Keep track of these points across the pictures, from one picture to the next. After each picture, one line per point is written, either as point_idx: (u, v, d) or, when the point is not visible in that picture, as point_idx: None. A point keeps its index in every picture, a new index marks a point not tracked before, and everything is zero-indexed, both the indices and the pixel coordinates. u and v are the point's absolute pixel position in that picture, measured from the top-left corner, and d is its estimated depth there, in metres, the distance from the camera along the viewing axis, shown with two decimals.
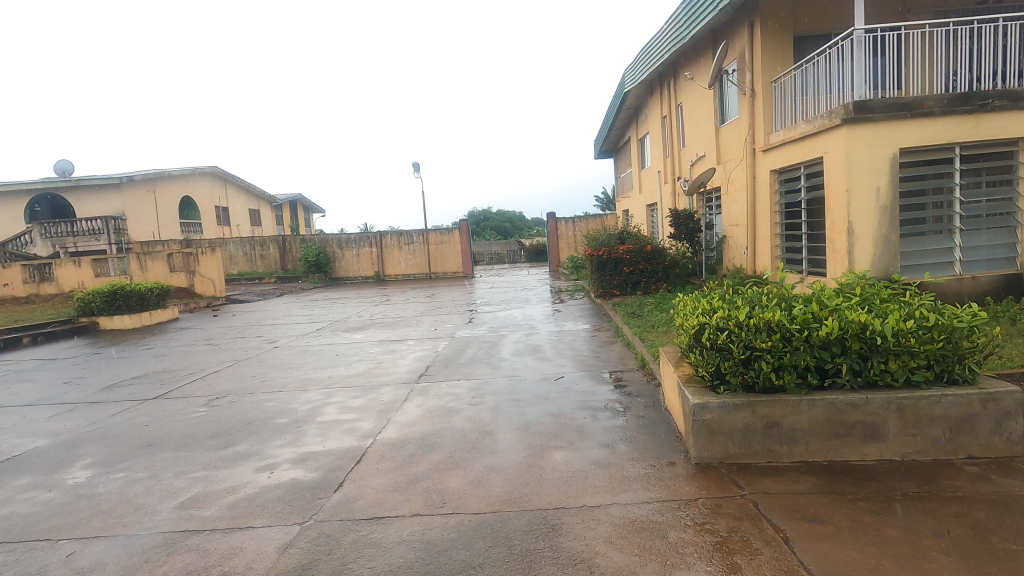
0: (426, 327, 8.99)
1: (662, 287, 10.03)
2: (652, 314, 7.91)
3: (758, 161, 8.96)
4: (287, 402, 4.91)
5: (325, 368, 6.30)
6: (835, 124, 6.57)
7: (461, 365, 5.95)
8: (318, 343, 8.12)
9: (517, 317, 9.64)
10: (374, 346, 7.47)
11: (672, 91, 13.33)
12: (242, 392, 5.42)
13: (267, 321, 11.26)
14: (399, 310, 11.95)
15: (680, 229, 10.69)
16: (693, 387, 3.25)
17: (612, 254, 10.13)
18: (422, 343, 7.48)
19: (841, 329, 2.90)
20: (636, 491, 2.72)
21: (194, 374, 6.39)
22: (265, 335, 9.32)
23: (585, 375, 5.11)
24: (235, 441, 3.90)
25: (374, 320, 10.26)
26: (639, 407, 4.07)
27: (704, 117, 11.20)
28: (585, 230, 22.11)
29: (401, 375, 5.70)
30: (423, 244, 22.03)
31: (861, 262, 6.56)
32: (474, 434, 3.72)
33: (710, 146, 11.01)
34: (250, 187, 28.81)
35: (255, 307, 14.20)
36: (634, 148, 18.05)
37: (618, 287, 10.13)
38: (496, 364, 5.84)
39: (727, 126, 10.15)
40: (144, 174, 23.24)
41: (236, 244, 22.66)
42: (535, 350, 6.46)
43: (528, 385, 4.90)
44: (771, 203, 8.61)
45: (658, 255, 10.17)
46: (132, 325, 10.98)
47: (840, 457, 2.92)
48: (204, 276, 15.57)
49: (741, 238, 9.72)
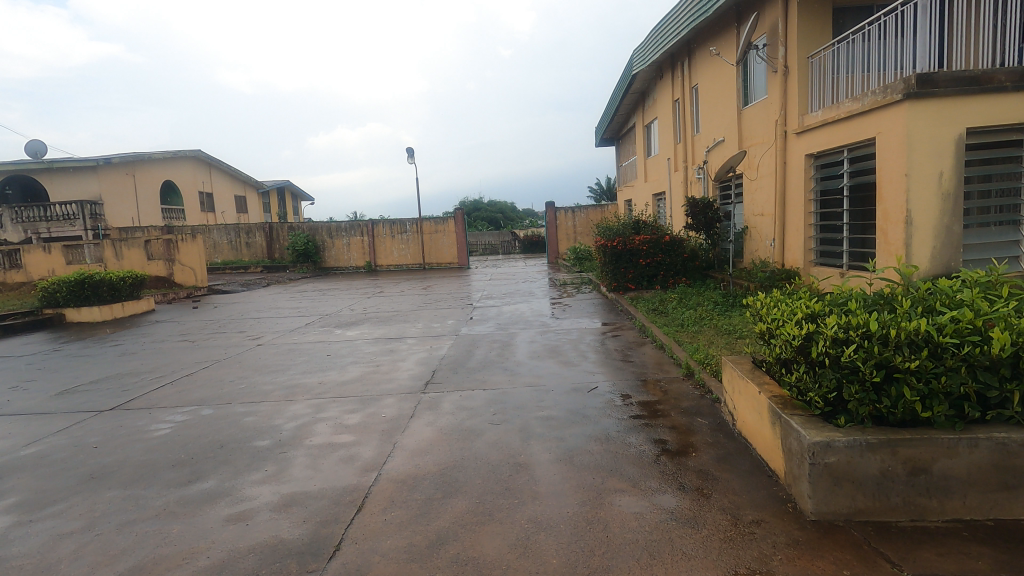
0: (426, 324, 8.18)
1: (681, 281, 9.32)
2: (678, 313, 7.19)
3: (790, 144, 8.24)
4: (268, 417, 4.09)
5: (314, 372, 5.49)
6: (895, 99, 5.84)
7: (473, 370, 5.16)
8: (306, 341, 7.28)
9: (525, 312, 8.87)
10: (370, 345, 6.66)
11: (686, 73, 12.58)
12: (218, 402, 4.60)
13: (251, 314, 10.38)
14: (394, 303, 11.15)
15: (697, 218, 9.97)
16: (798, 415, 2.51)
17: (628, 245, 9.33)
18: (424, 342, 6.67)
19: (1015, 346, 2.15)
20: (747, 569, 1.97)
21: (163, 378, 5.55)
22: (248, 331, 8.46)
23: (623, 386, 4.35)
24: (202, 473, 3.10)
25: (368, 315, 9.44)
26: (704, 430, 3.32)
27: (725, 99, 10.47)
28: (585, 221, 21.35)
29: (404, 382, 4.91)
30: (416, 233, 21.16)
31: (919, 255, 5.87)
32: (505, 468, 2.95)
33: (730, 130, 10.29)
34: (235, 172, 27.67)
35: (238, 298, 13.29)
36: (639, 134, 17.28)
37: (633, 280, 9.38)
38: (514, 370, 5.06)
39: (751, 107, 9.43)
40: (122, 157, 22.08)
41: (220, 231, 21.60)
42: (556, 352, 5.68)
43: (558, 398, 4.13)
44: (805, 190, 7.90)
45: (676, 247, 9.44)
46: (102, 318, 10.04)
47: (1007, 515, 2.19)
48: (184, 265, 14.71)
49: (766, 229, 9.04)
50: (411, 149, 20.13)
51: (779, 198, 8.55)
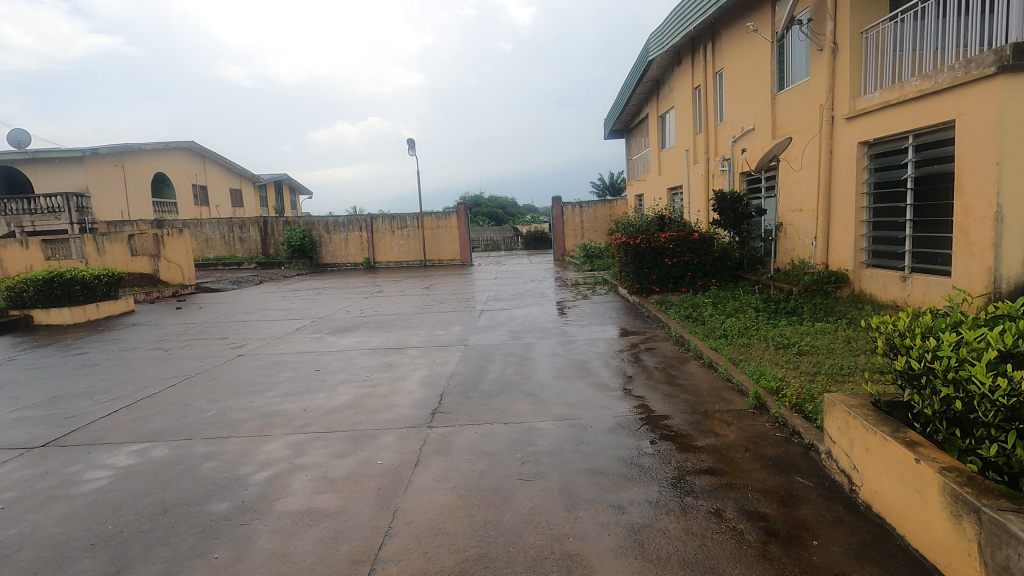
0: (429, 331, 7.31)
1: (711, 283, 8.43)
2: (718, 321, 6.30)
3: (837, 131, 7.38)
4: (233, 462, 3.22)
5: (298, 394, 4.62)
6: (984, 74, 4.98)
7: (488, 395, 4.29)
8: (293, 351, 6.40)
9: (539, 317, 8.02)
10: (366, 358, 5.79)
11: (710, 57, 11.71)
12: (176, 437, 3.73)
13: (237, 317, 9.51)
14: (394, 305, 10.28)
15: (726, 214, 9.10)
16: (1009, 509, 1.66)
17: (652, 243, 8.47)
18: (428, 354, 5.80)
19: None
20: None
21: (119, 400, 4.67)
22: (231, 337, 7.59)
23: (679, 421, 3.49)
24: (126, 564, 2.23)
25: (366, 319, 8.57)
26: (811, 497, 2.46)
27: (757, 84, 9.61)
28: (593, 216, 20.47)
29: (406, 410, 4.06)
30: (417, 228, 20.28)
31: (1010, 258, 5.02)
32: (551, 565, 2.07)
33: (762, 117, 9.44)
34: (230, 165, 26.76)
35: (227, 297, 12.41)
36: (653, 125, 16.42)
37: (657, 282, 8.50)
38: (538, 395, 4.20)
39: (789, 92, 8.57)
40: (109, 147, 21.57)
41: (212, 225, 20.65)
42: (585, 371, 4.81)
43: (601, 440, 3.27)
44: (856, 182, 7.05)
45: (706, 244, 8.53)
46: (73, 320, 9.15)
47: None
48: (170, 261, 13.83)
49: (805, 225, 8.19)
50: (412, 141, 19.22)
51: (822, 192, 7.70)
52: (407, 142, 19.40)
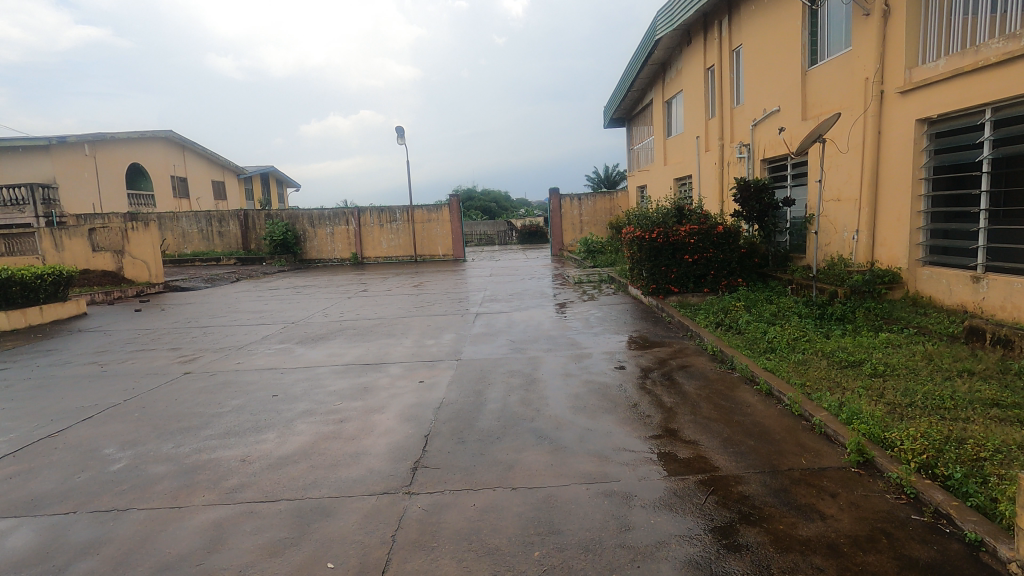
0: (417, 340, 6.27)
1: (738, 283, 7.40)
2: (758, 329, 5.31)
3: (887, 108, 6.41)
4: (116, 564, 2.19)
5: (244, 433, 3.58)
6: None
7: (489, 438, 3.26)
8: (252, 368, 5.36)
9: (543, 322, 7.01)
10: (338, 378, 4.77)
11: (726, 33, 10.71)
12: (54, 509, 2.68)
13: (201, 321, 8.43)
14: (378, 307, 9.24)
15: (750, 205, 8.24)
16: None
17: (671, 237, 7.45)
18: (413, 374, 4.77)
19: None
20: None
21: (8, 442, 3.60)
22: (185, 348, 6.51)
23: (760, 487, 2.49)
24: None
25: (345, 324, 7.53)
26: None
27: (783, 60, 8.68)
28: (592, 209, 19.47)
29: (378, 462, 3.04)
30: (407, 222, 19.22)
31: None
32: None
33: (789, 97, 8.52)
34: (212, 156, 25.49)
35: (197, 297, 11.30)
36: (657, 111, 15.46)
37: (676, 281, 7.48)
38: (555, 439, 3.18)
39: (825, 66, 7.60)
40: (78, 136, 20.52)
41: (189, 218, 19.46)
42: (611, 401, 3.79)
43: (655, 521, 2.27)
44: (913, 166, 6.09)
45: (730, 238, 7.50)
46: (11, 326, 8.05)
47: None
48: (134, 257, 12.57)
49: (845, 216, 7.22)
50: (402, 128, 18.10)
51: (866, 179, 6.73)
52: (396, 130, 18.33)
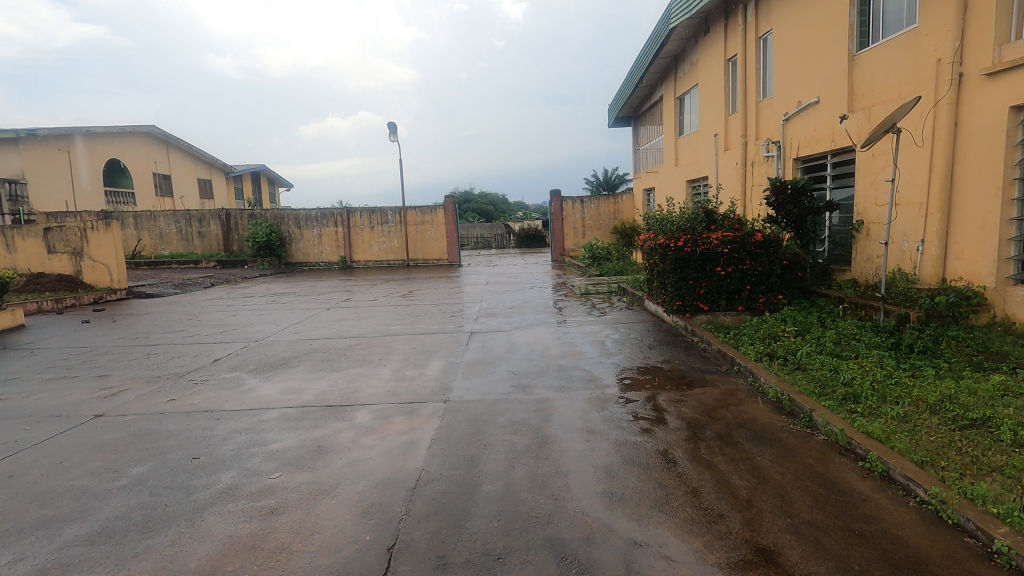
0: (396, 370, 5.13)
1: (780, 300, 6.30)
2: (827, 366, 4.20)
3: (967, 94, 5.34)
4: None
5: (123, 536, 2.42)
6: None
7: (485, 560, 2.13)
8: (183, 409, 4.19)
9: (550, 346, 5.88)
10: (286, 431, 3.62)
11: (753, 19, 9.64)
12: None
13: (150, 337, 7.26)
14: (359, 321, 8.11)
15: (786, 210, 7.20)
16: None
17: (701, 245, 6.32)
18: (385, 426, 3.63)
19: None
20: None
21: None
22: (114, 375, 5.34)
23: None
24: None
25: (315, 345, 6.36)
26: None
27: (824, 45, 7.62)
28: (595, 213, 18.38)
29: None
30: (400, 224, 18.07)
31: None
32: None
33: (832, 86, 7.45)
34: (197, 153, 24.30)
35: (160, 305, 10.14)
36: (668, 108, 14.43)
37: (704, 297, 6.39)
38: (588, 566, 2.05)
39: (882, 48, 6.51)
40: (51, 129, 19.41)
41: (167, 218, 18.29)
42: (659, 485, 2.65)
43: None
44: (1004, 164, 5.01)
45: (770, 248, 6.38)
46: None
47: None
48: (94, 260, 11.33)
49: (904, 223, 6.13)
50: (394, 124, 17.01)
51: (936, 180, 5.65)
52: (388, 127, 17.22)
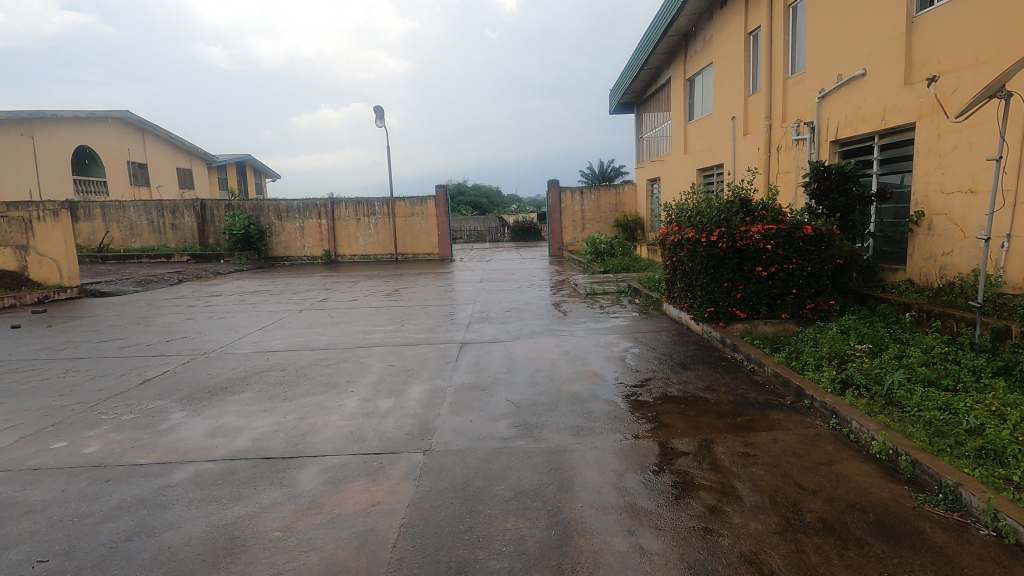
0: (365, 397, 4.04)
1: (831, 307, 5.27)
2: (936, 404, 3.13)
3: None
4: None
5: None
6: None
7: None
8: (67, 463, 3.08)
9: (558, 364, 4.79)
10: (193, 507, 2.52)
11: None
12: None
13: (79, 348, 6.11)
14: (331, 327, 6.99)
15: (831, 198, 6.25)
16: None
17: (738, 241, 5.25)
18: (336, 500, 2.53)
19: None
20: None
21: None
22: (8, 404, 4.20)
23: None
24: None
25: (272, 360, 5.24)
26: None
27: (872, 8, 6.53)
28: (596, 205, 17.29)
29: None
30: (387, 217, 16.92)
31: None
32: None
33: (882, 55, 6.38)
34: (174, 141, 22.96)
35: (112, 306, 8.97)
36: (676, 92, 13.36)
37: (741, 302, 5.33)
38: None
39: (952, 6, 5.43)
40: (12, 112, 18.02)
41: (137, 209, 17.03)
42: None
43: None
44: None
45: (820, 244, 5.32)
46: None
47: None
48: (40, 254, 10.13)
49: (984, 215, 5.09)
50: (380, 108, 15.81)
51: None
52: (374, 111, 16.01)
